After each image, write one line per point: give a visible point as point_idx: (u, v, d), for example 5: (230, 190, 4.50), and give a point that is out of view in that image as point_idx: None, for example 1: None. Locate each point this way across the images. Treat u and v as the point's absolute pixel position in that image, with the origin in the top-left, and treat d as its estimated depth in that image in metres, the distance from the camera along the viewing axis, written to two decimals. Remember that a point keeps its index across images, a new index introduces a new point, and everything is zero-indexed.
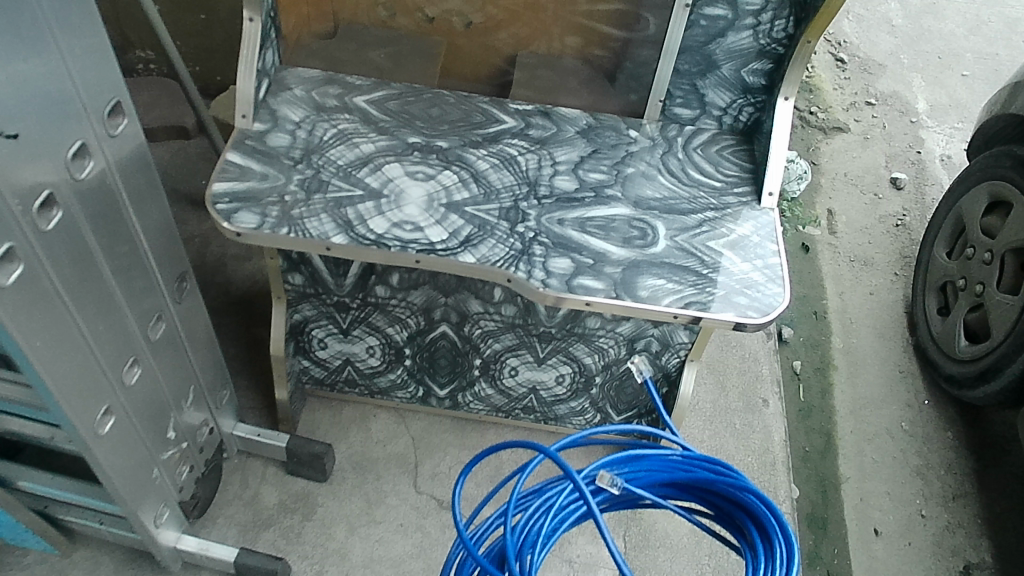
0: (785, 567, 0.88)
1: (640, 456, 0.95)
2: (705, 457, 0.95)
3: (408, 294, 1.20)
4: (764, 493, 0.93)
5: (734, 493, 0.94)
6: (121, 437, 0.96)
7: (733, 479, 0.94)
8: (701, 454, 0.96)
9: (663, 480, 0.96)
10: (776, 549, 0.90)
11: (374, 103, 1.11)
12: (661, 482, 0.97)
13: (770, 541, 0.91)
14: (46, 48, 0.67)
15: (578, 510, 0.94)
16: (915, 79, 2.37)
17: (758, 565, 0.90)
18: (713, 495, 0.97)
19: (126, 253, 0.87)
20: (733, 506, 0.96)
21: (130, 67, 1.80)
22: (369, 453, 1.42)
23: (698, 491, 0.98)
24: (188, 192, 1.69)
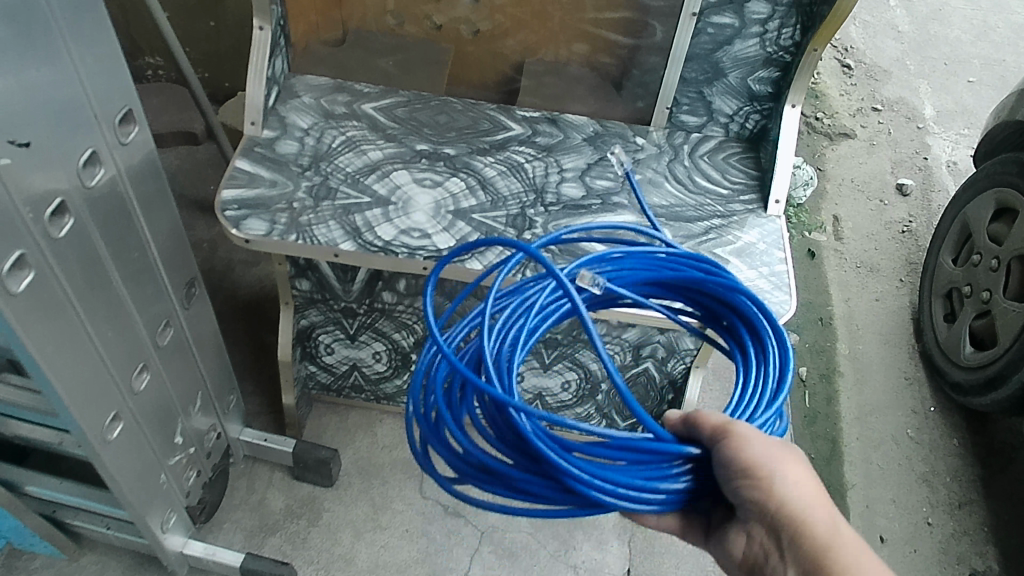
0: (775, 367, 0.79)
1: (624, 254, 0.88)
2: (695, 258, 0.88)
3: (415, 300, 1.20)
4: (756, 294, 0.85)
5: (720, 291, 0.86)
6: (130, 442, 0.96)
7: (724, 279, 0.86)
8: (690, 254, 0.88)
9: (647, 279, 0.90)
10: (766, 346, 0.81)
11: (382, 110, 1.12)
12: (644, 281, 0.90)
13: (760, 339, 0.83)
14: (59, 56, 0.68)
15: (560, 311, 0.86)
16: (921, 84, 2.37)
17: (745, 362, 0.81)
18: (701, 296, 0.89)
19: (136, 260, 0.87)
20: (719, 304, 0.87)
21: (139, 73, 1.81)
22: (374, 458, 1.42)
23: (685, 290, 0.89)
24: (196, 198, 1.69)
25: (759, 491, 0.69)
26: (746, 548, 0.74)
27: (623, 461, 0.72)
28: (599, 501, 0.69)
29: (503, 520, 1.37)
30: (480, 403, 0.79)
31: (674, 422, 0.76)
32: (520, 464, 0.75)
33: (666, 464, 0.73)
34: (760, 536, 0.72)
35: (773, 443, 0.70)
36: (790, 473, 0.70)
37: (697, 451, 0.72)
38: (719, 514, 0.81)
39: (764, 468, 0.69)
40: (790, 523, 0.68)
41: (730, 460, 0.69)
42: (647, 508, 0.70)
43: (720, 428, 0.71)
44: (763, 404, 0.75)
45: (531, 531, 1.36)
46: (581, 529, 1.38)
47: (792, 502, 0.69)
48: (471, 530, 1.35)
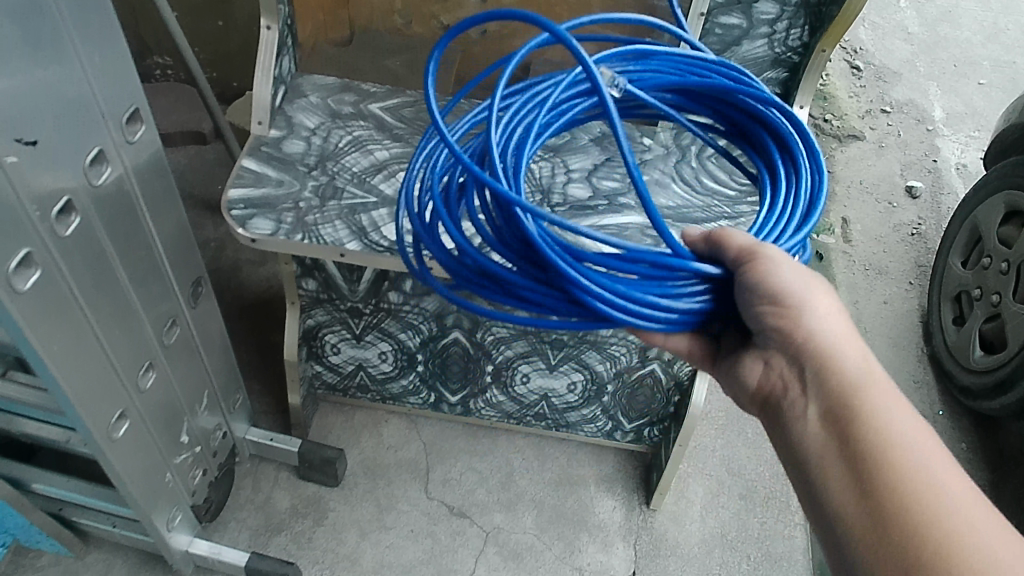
0: (808, 191, 0.82)
1: (650, 52, 0.88)
2: (726, 65, 0.89)
3: (421, 301, 1.20)
4: (786, 106, 0.88)
5: (749, 102, 0.89)
6: (136, 441, 0.96)
7: (753, 89, 0.88)
8: (720, 61, 0.89)
9: (669, 84, 0.91)
10: (800, 164, 0.85)
11: (389, 110, 1.12)
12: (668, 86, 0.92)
13: (790, 157, 0.86)
14: (67, 56, 0.68)
15: (565, 114, 0.91)
16: (931, 86, 2.36)
17: (776, 179, 0.85)
18: (726, 107, 0.92)
19: (142, 259, 0.88)
20: (747, 117, 0.91)
21: (148, 73, 1.81)
22: (380, 458, 1.42)
23: (714, 102, 0.93)
24: (204, 197, 1.70)
25: (785, 318, 0.70)
26: (762, 378, 0.74)
27: (634, 274, 0.73)
28: (607, 316, 0.70)
29: (509, 521, 1.37)
30: (482, 201, 0.79)
31: (694, 239, 0.76)
32: (524, 269, 0.75)
33: (679, 280, 0.74)
34: (777, 367, 0.72)
35: (801, 272, 0.71)
36: (818, 303, 0.70)
37: (718, 272, 0.73)
38: (730, 340, 0.81)
39: (793, 296, 0.70)
40: (814, 351, 0.68)
41: (757, 283, 0.70)
42: (656, 325, 0.71)
43: (746, 251, 0.71)
44: (791, 230, 0.78)
45: (537, 532, 1.36)
46: (586, 530, 1.37)
47: (816, 332, 0.69)
48: (476, 531, 1.35)
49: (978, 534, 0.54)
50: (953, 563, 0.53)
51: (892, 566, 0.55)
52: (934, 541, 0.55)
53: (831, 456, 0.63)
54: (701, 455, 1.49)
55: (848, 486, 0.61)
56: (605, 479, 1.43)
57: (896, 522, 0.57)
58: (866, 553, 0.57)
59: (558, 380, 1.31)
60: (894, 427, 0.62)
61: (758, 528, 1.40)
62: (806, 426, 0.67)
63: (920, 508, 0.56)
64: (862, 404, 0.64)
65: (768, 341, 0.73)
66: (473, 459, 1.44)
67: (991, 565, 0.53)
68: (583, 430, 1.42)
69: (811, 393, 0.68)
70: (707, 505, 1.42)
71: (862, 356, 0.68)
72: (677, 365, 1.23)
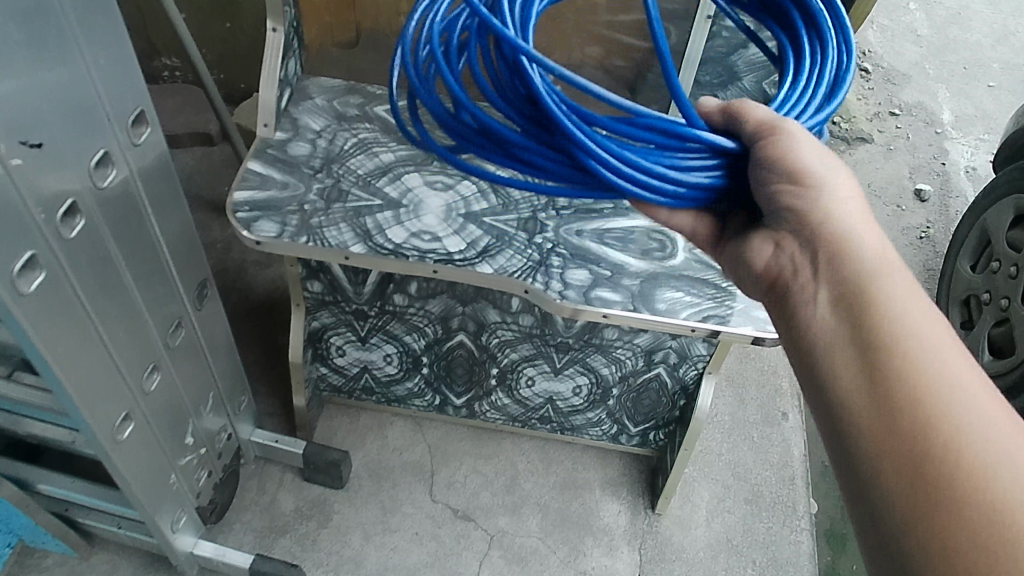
0: (834, 74, 0.82)
1: None
2: None
3: (426, 303, 1.20)
4: None
5: None
6: (140, 443, 0.96)
7: None
8: None
9: None
10: (828, 42, 0.83)
11: (395, 112, 1.12)
12: None
13: (818, 29, 0.85)
14: (73, 58, 0.68)
15: None
16: (940, 89, 2.34)
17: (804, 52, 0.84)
18: None
19: (147, 260, 0.88)
20: None
21: (156, 74, 1.82)
22: (385, 461, 1.42)
23: None
24: (210, 198, 1.70)
25: (803, 196, 0.66)
26: (772, 261, 0.68)
27: (645, 142, 0.75)
28: (610, 184, 0.73)
29: (513, 525, 1.37)
30: (496, 64, 0.81)
31: (714, 115, 0.76)
32: (535, 132, 0.78)
33: (688, 153, 0.75)
34: (787, 249, 0.66)
35: (822, 153, 0.69)
36: (839, 185, 0.66)
37: (733, 145, 0.74)
38: (736, 219, 0.79)
39: (814, 176, 0.66)
40: (829, 237, 0.62)
41: (779, 160, 0.69)
42: (659, 197, 0.74)
43: (767, 124, 0.71)
44: (814, 110, 0.79)
45: (541, 536, 1.36)
46: (591, 534, 1.37)
47: (834, 215, 0.64)
48: (481, 534, 1.35)
49: (993, 429, 0.46)
50: (960, 457, 0.46)
51: (895, 459, 0.48)
52: (943, 434, 0.47)
53: (842, 346, 0.55)
54: (707, 459, 1.48)
55: (853, 370, 0.53)
56: (610, 482, 1.43)
57: (902, 408, 0.49)
58: (866, 444, 0.49)
59: (563, 383, 1.30)
60: (911, 316, 0.53)
61: (764, 533, 1.39)
62: (815, 312, 0.59)
63: (931, 399, 0.48)
64: (878, 291, 0.56)
65: (781, 223, 0.68)
66: (478, 461, 1.44)
67: (1003, 461, 0.45)
68: (588, 433, 1.41)
69: (823, 277, 0.60)
70: (713, 510, 1.41)
71: (882, 243, 0.60)
72: (683, 369, 1.23)
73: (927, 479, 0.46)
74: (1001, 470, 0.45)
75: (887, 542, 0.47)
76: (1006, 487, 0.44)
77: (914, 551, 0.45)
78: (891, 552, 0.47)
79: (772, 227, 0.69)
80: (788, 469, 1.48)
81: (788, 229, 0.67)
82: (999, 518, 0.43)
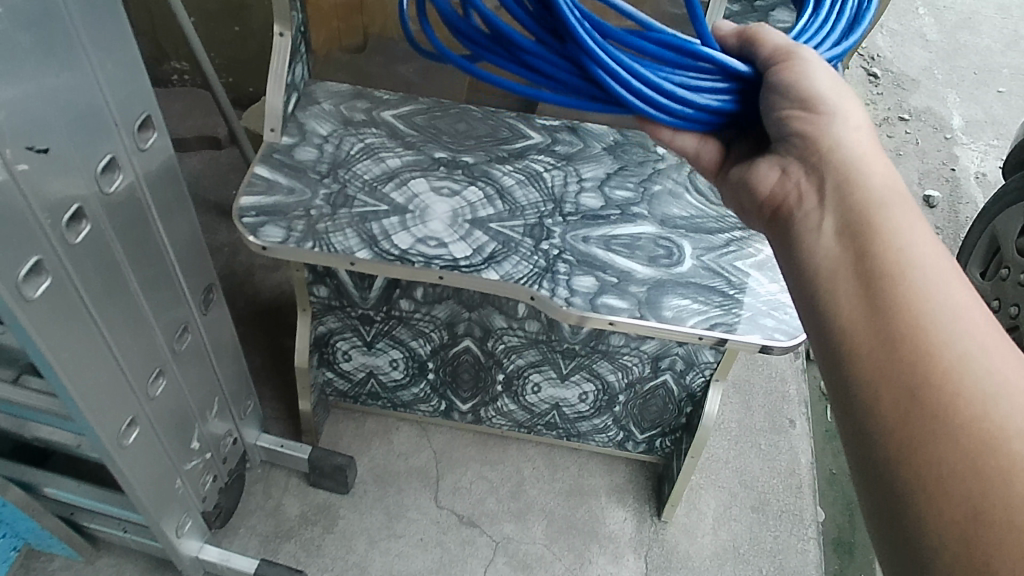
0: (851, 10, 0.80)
1: None
2: None
3: (432, 308, 1.20)
4: None
5: None
6: (145, 447, 0.96)
7: None
8: None
9: None
10: None
11: (402, 117, 1.11)
12: None
13: None
14: (80, 64, 0.68)
15: None
16: (950, 94, 2.33)
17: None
18: None
19: (153, 264, 0.88)
20: None
21: (165, 78, 1.82)
22: (390, 466, 1.42)
23: None
24: (218, 202, 1.70)
25: (813, 124, 0.66)
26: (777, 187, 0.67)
27: (657, 59, 0.71)
28: (622, 101, 0.69)
29: (519, 531, 1.36)
30: None
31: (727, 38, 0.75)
32: (544, 38, 0.70)
33: (699, 74, 0.72)
34: (794, 175, 0.65)
35: (835, 82, 0.69)
36: (850, 118, 0.66)
37: (748, 71, 0.72)
38: (742, 147, 0.80)
39: (826, 105, 0.67)
40: (838, 170, 0.61)
41: (792, 85, 0.68)
42: (668, 118, 0.71)
43: (781, 50, 0.71)
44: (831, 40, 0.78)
45: (546, 543, 1.35)
46: (596, 542, 1.36)
47: (844, 147, 0.63)
48: (486, 540, 1.35)
49: (992, 357, 0.46)
50: (955, 383, 0.45)
51: (891, 383, 0.47)
52: (942, 361, 0.46)
53: (843, 271, 0.54)
54: (714, 466, 1.47)
55: (854, 295, 0.52)
56: (616, 489, 1.42)
57: (899, 330, 0.48)
58: (863, 368, 0.49)
59: (569, 390, 1.30)
60: (916, 247, 0.53)
61: (771, 542, 1.38)
62: (819, 240, 0.58)
63: (931, 326, 0.48)
64: (884, 219, 0.55)
65: (791, 149, 0.67)
66: (484, 467, 1.44)
67: (999, 389, 0.44)
68: (594, 439, 1.41)
69: (831, 206, 0.59)
70: (720, 518, 1.41)
71: (893, 175, 0.59)
72: (690, 376, 1.22)
73: (920, 403, 0.45)
74: (997, 397, 0.44)
75: (875, 465, 0.46)
76: (1001, 412, 0.43)
77: (900, 467, 0.45)
78: (878, 475, 0.46)
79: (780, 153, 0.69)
80: (795, 477, 1.47)
81: (797, 156, 0.66)
82: (993, 446, 0.42)
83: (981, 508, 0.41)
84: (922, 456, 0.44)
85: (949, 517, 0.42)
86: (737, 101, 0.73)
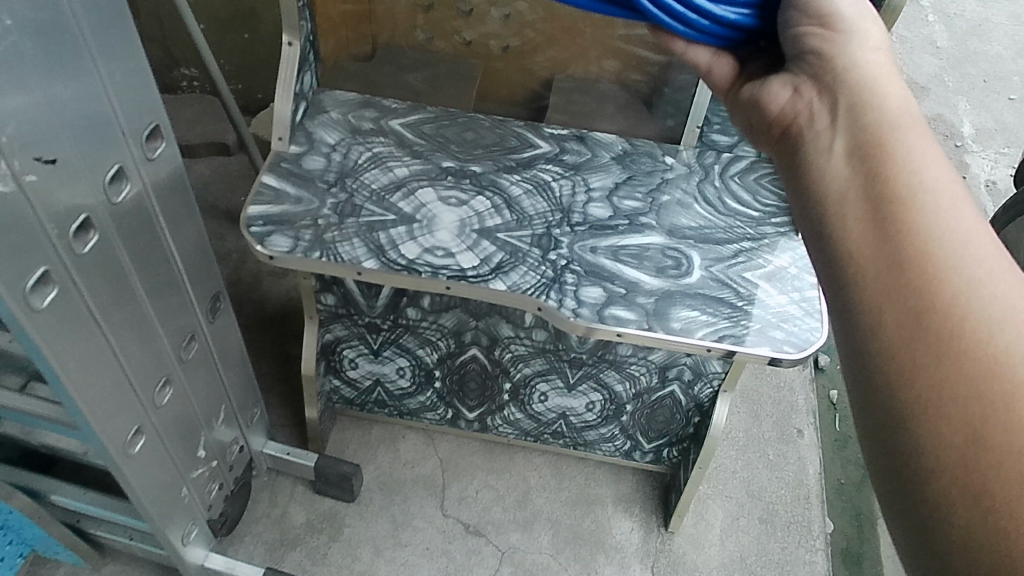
0: None
1: None
2: None
3: (439, 317, 1.20)
4: None
5: None
6: (151, 455, 0.96)
7: None
8: None
9: None
10: None
11: (410, 126, 1.11)
12: None
13: None
14: (88, 75, 0.68)
15: None
16: (960, 101, 2.32)
17: None
18: None
19: (161, 273, 0.87)
20: None
21: (174, 84, 1.83)
22: (396, 474, 1.42)
23: None
24: (226, 208, 1.70)
25: (830, 41, 0.62)
26: (789, 105, 0.64)
27: None
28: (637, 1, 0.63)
29: (525, 541, 1.36)
30: None
31: None
32: None
33: None
34: (807, 95, 0.62)
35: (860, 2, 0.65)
36: (869, 37, 0.62)
37: None
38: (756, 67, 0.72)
39: (842, 24, 0.63)
40: (852, 89, 0.58)
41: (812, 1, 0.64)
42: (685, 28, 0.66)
43: None
44: None
45: (553, 553, 1.35)
46: (603, 552, 1.35)
47: (858, 66, 0.60)
48: (492, 550, 1.34)
49: (1001, 280, 0.44)
50: (963, 307, 0.43)
51: (895, 307, 0.45)
52: (950, 287, 0.44)
53: (852, 190, 0.52)
54: (721, 476, 1.46)
55: (861, 214, 0.50)
56: (622, 499, 1.42)
57: (906, 251, 0.46)
58: (867, 288, 0.47)
59: (576, 399, 1.29)
60: (927, 167, 0.50)
61: (779, 553, 1.37)
62: (830, 161, 0.55)
63: (938, 250, 0.46)
64: (896, 138, 0.52)
65: (803, 67, 0.64)
66: (490, 476, 1.43)
67: (1006, 314, 0.42)
68: (601, 449, 1.40)
69: (842, 125, 0.56)
70: (727, 528, 1.40)
71: (907, 92, 0.56)
72: (698, 387, 1.22)
73: (925, 327, 0.44)
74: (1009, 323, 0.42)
75: (874, 388, 0.45)
76: (1006, 337, 0.42)
77: (903, 391, 0.43)
78: (877, 397, 0.45)
79: (792, 72, 0.65)
80: (803, 488, 1.46)
81: (811, 75, 0.62)
82: (996, 371, 0.41)
83: (987, 435, 0.40)
84: (924, 380, 0.43)
85: (950, 445, 0.41)
86: (759, 12, 0.67)
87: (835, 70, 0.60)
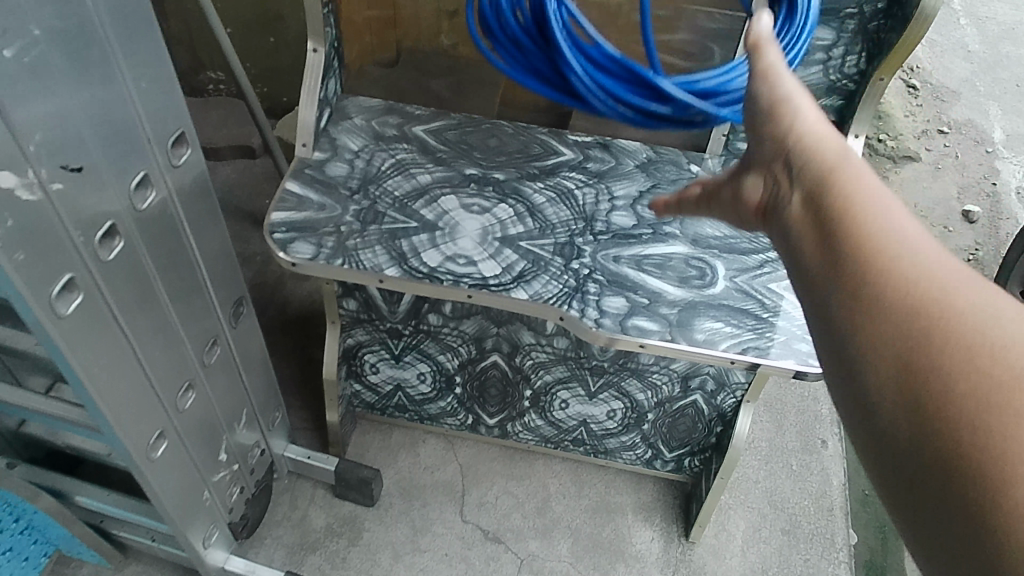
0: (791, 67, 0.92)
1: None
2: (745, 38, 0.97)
3: (460, 323, 1.20)
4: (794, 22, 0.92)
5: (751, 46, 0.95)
6: (173, 459, 0.97)
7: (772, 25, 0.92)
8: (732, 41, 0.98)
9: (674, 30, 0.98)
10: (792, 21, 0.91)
11: (433, 132, 1.11)
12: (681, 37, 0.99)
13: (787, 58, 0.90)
14: (115, 83, 0.68)
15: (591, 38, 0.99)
16: (991, 106, 2.28)
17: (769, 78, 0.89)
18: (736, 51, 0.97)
19: (184, 279, 0.88)
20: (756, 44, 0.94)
21: (201, 88, 1.84)
22: (416, 479, 1.42)
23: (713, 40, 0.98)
24: (251, 210, 1.71)
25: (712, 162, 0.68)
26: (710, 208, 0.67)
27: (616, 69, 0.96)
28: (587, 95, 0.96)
29: (544, 549, 1.35)
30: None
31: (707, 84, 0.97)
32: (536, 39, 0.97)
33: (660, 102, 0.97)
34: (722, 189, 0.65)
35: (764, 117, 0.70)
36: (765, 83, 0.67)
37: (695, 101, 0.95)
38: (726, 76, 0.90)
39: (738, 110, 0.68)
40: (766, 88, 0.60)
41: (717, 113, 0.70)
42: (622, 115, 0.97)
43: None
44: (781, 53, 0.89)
45: (572, 561, 1.34)
46: (622, 561, 1.34)
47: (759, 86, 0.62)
48: (511, 557, 1.33)
49: (898, 204, 0.46)
50: (874, 225, 0.44)
51: (823, 258, 0.46)
52: (859, 210, 0.46)
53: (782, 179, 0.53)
54: (743, 486, 1.45)
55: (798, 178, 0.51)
56: (643, 508, 1.41)
57: (826, 201, 0.48)
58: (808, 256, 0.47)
59: (598, 407, 1.29)
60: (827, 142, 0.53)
61: (802, 565, 1.36)
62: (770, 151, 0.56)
63: (851, 190, 0.47)
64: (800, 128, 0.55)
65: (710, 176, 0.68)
66: (510, 483, 1.42)
67: (905, 227, 0.44)
68: (621, 457, 1.39)
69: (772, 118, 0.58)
70: (749, 539, 1.38)
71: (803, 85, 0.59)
72: (721, 397, 1.20)
73: (846, 255, 0.44)
74: (929, 278, 0.41)
75: (823, 330, 0.44)
76: (914, 249, 0.43)
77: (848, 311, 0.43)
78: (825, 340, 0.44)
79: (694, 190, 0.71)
80: (827, 499, 1.44)
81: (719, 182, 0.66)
82: (902, 269, 0.42)
83: (921, 326, 0.39)
84: (860, 316, 0.42)
85: (890, 353, 0.40)
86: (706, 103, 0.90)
87: (755, 70, 0.62)
